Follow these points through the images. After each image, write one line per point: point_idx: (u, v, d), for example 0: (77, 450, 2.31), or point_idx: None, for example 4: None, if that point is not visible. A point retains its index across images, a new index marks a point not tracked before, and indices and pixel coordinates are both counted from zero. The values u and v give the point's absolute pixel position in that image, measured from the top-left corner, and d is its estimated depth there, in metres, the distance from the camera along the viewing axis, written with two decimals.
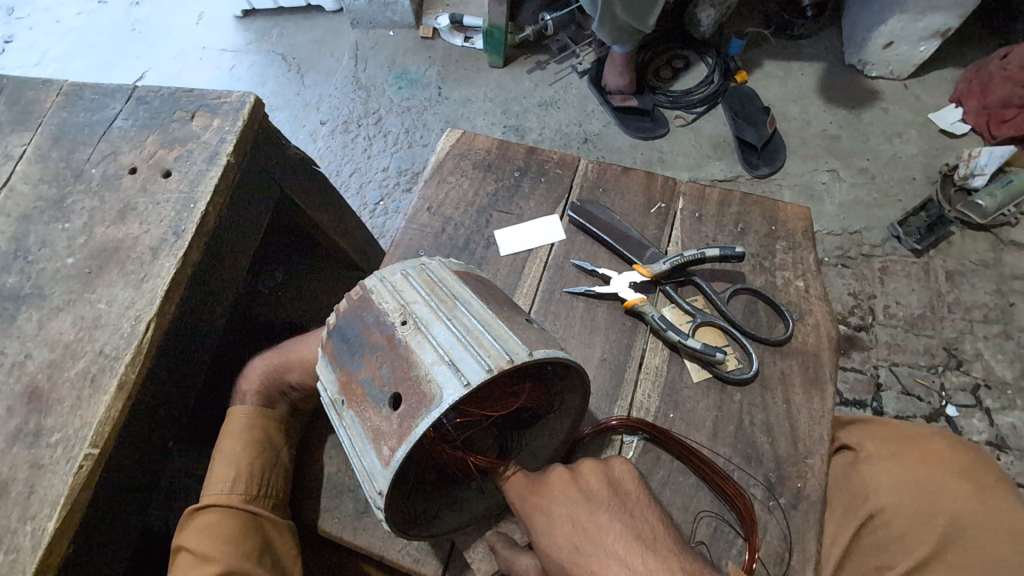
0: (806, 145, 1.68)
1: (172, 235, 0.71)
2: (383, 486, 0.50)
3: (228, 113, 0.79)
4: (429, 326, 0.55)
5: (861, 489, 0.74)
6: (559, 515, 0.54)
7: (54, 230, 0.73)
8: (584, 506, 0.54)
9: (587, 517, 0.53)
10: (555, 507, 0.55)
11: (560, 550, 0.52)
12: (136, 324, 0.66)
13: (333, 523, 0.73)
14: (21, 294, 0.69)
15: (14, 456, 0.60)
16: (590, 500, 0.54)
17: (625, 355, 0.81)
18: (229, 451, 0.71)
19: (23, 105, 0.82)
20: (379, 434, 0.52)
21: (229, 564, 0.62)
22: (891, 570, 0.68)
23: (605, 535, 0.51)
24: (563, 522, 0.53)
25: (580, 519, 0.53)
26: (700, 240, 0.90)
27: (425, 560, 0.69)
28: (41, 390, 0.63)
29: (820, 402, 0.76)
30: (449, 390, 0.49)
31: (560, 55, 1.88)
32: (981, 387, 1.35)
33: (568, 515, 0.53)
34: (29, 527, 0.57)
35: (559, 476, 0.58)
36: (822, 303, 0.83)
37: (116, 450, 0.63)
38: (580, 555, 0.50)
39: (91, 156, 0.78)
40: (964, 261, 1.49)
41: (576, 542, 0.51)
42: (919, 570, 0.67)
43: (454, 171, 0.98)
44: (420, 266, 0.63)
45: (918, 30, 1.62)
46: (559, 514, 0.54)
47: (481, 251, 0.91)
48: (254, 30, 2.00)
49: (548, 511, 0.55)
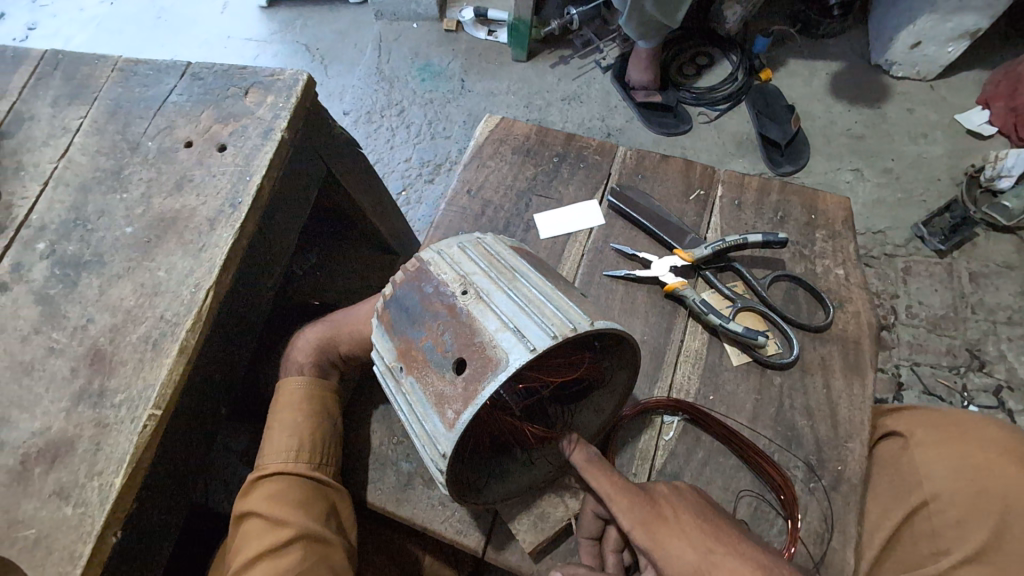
0: (831, 143, 1.68)
1: (228, 207, 0.73)
2: (447, 448, 0.52)
3: (281, 90, 0.80)
4: (489, 296, 0.56)
5: (913, 475, 0.75)
6: (688, 526, 0.57)
7: (112, 201, 0.74)
8: (701, 514, 0.59)
9: (713, 523, 0.58)
10: (679, 516, 0.58)
11: (689, 553, 0.55)
12: (195, 292, 0.68)
13: (377, 495, 0.74)
14: (81, 261, 0.70)
15: (80, 415, 0.62)
16: (704, 509, 0.59)
17: (665, 338, 0.82)
18: (290, 420, 0.71)
19: (79, 79, 0.84)
20: (442, 398, 0.53)
21: (303, 528, 0.64)
22: (948, 556, 0.69)
23: (737, 541, 0.56)
24: (692, 526, 0.57)
25: (706, 525, 0.57)
26: (740, 228, 0.90)
27: (467, 531, 0.71)
28: (103, 353, 0.65)
29: (861, 388, 0.77)
30: (515, 354, 0.50)
31: (583, 51, 1.88)
32: (1003, 388, 1.35)
33: (696, 523, 0.57)
34: (96, 483, 0.58)
35: (665, 487, 0.62)
36: (862, 291, 0.84)
37: (174, 412, 0.64)
38: (713, 556, 0.55)
39: (147, 129, 0.79)
40: (989, 263, 1.49)
41: (709, 545, 0.56)
42: (978, 556, 0.68)
43: (493, 156, 0.99)
44: (475, 240, 0.64)
45: (947, 30, 1.62)
46: (686, 520, 0.58)
47: (521, 234, 0.92)
48: (279, 20, 2.02)
49: (668, 517, 0.58)
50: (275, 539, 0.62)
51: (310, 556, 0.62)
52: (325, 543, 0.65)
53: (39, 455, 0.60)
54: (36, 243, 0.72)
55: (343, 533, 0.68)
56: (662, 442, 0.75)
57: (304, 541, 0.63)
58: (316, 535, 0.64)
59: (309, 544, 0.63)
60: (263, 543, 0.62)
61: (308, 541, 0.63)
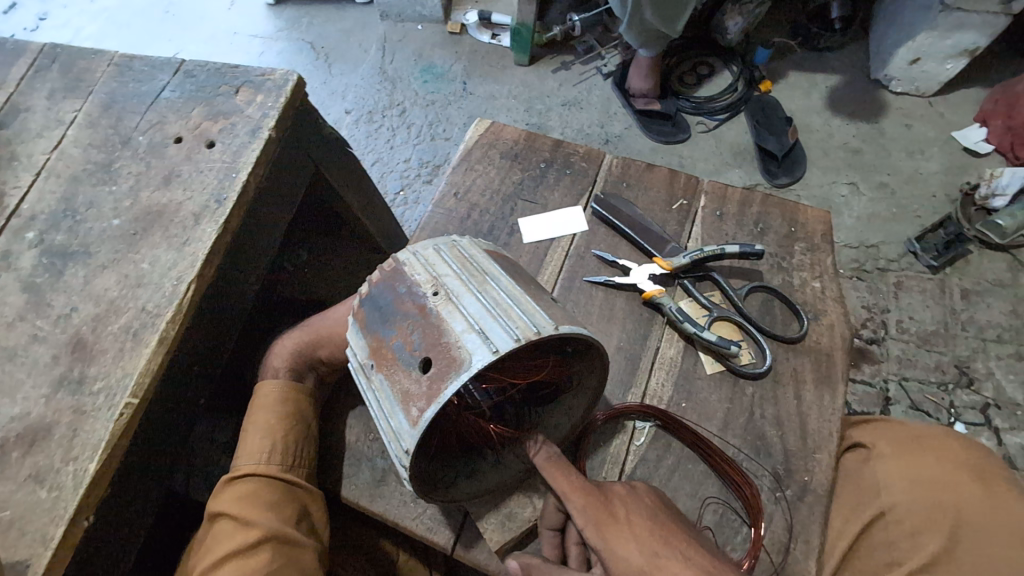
0: (826, 157, 1.69)
1: (214, 202, 0.74)
2: (410, 445, 0.53)
3: (272, 89, 0.82)
4: (459, 298, 0.58)
5: (873, 487, 0.77)
6: (637, 527, 0.58)
7: (101, 193, 0.76)
8: (651, 518, 0.60)
9: (662, 526, 0.59)
10: (631, 518, 0.59)
11: (634, 559, 0.56)
12: (177, 285, 0.69)
13: (351, 490, 0.75)
14: (68, 251, 0.72)
15: (58, 401, 0.63)
16: (656, 513, 0.60)
17: (640, 345, 0.83)
18: (264, 422, 0.72)
19: (75, 73, 0.86)
20: (408, 396, 0.55)
21: (272, 528, 0.65)
22: (902, 566, 0.71)
23: (685, 545, 0.58)
24: (642, 527, 0.58)
25: (657, 528, 0.59)
26: (720, 238, 0.91)
27: (437, 529, 0.72)
28: (85, 342, 0.67)
29: (831, 400, 0.78)
30: (478, 355, 0.52)
31: (584, 57, 1.90)
32: (990, 406, 1.35)
33: (646, 526, 0.59)
34: (70, 468, 0.60)
35: (623, 487, 0.63)
36: (838, 305, 0.85)
37: (150, 402, 0.66)
38: (658, 560, 0.56)
39: (139, 124, 0.81)
40: (981, 281, 1.49)
41: (656, 547, 0.57)
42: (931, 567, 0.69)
43: (482, 160, 1.00)
44: (451, 242, 0.66)
45: (946, 48, 1.63)
46: (638, 521, 0.59)
47: (505, 238, 0.93)
48: (285, 18, 2.04)
49: (621, 517, 0.59)
50: (244, 539, 0.64)
51: (277, 557, 0.64)
52: (294, 545, 0.66)
53: (17, 439, 0.61)
54: (26, 233, 0.73)
55: (314, 535, 0.70)
56: (632, 447, 0.76)
57: (272, 542, 0.64)
58: (284, 536, 0.65)
59: (278, 545, 0.64)
60: (232, 543, 0.63)
61: (276, 541, 0.64)
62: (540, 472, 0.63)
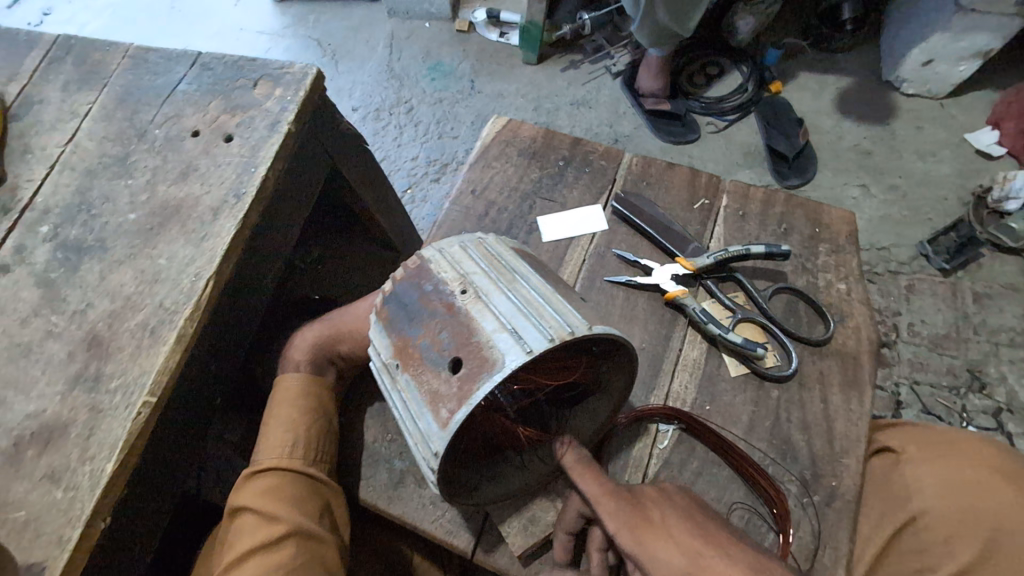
0: (839, 158, 1.68)
1: (232, 197, 0.73)
2: (439, 448, 0.51)
3: (290, 83, 0.81)
4: (489, 297, 0.56)
5: (903, 492, 0.75)
6: (675, 529, 0.56)
7: (117, 186, 0.75)
8: (688, 519, 0.58)
9: (701, 525, 0.57)
10: (667, 521, 0.58)
11: (675, 561, 0.54)
12: (195, 281, 0.68)
13: (369, 492, 0.74)
14: (84, 246, 0.71)
15: (74, 398, 0.62)
16: (692, 515, 0.59)
17: (663, 347, 0.81)
18: (287, 416, 0.70)
19: (90, 65, 0.84)
20: (437, 397, 0.53)
21: (297, 524, 0.63)
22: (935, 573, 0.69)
23: (729, 545, 0.55)
24: (679, 528, 0.57)
25: (695, 528, 0.57)
26: (743, 238, 0.90)
27: (458, 533, 0.70)
28: (101, 338, 0.65)
29: (858, 404, 0.77)
30: (512, 356, 0.50)
31: (594, 56, 1.88)
32: (1003, 411, 1.34)
33: (684, 527, 0.57)
34: (87, 468, 0.58)
35: (653, 491, 0.62)
36: (863, 307, 0.84)
37: (167, 402, 0.64)
38: (702, 560, 0.54)
39: (154, 117, 0.80)
40: (993, 284, 1.48)
41: (699, 548, 0.55)
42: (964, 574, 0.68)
43: (499, 157, 0.99)
44: (477, 239, 0.64)
45: (960, 49, 1.62)
46: (674, 523, 0.57)
47: (523, 236, 0.91)
48: (293, 14, 2.02)
49: (655, 521, 0.58)
50: (268, 535, 0.62)
51: (301, 554, 0.62)
52: (317, 541, 0.64)
53: (33, 437, 0.60)
54: (40, 227, 0.72)
55: (336, 532, 0.68)
56: (655, 450, 0.75)
57: (296, 539, 0.62)
58: (308, 533, 0.64)
59: (302, 542, 0.63)
60: (256, 538, 0.62)
61: (300, 538, 0.63)
62: (567, 472, 0.62)
